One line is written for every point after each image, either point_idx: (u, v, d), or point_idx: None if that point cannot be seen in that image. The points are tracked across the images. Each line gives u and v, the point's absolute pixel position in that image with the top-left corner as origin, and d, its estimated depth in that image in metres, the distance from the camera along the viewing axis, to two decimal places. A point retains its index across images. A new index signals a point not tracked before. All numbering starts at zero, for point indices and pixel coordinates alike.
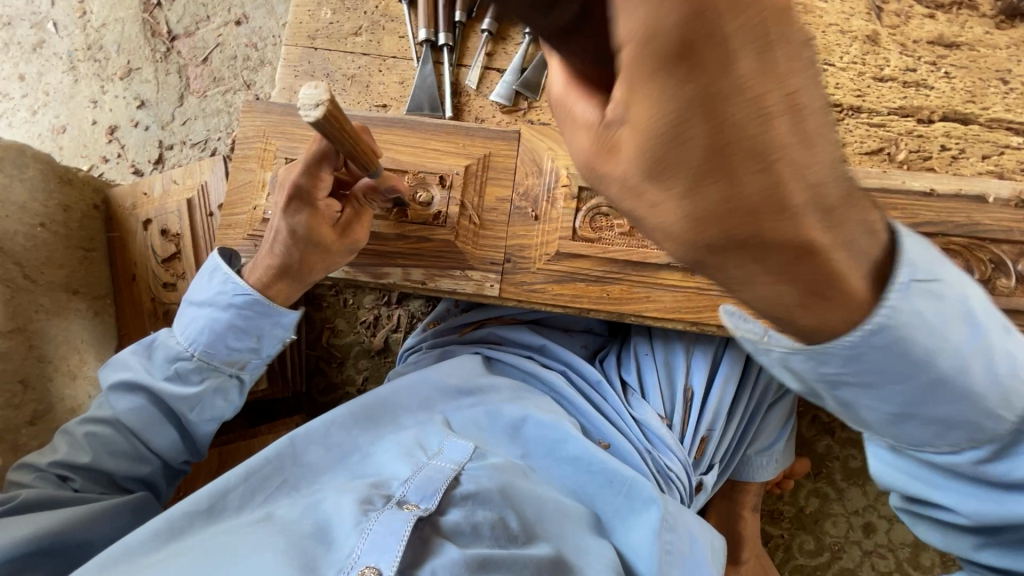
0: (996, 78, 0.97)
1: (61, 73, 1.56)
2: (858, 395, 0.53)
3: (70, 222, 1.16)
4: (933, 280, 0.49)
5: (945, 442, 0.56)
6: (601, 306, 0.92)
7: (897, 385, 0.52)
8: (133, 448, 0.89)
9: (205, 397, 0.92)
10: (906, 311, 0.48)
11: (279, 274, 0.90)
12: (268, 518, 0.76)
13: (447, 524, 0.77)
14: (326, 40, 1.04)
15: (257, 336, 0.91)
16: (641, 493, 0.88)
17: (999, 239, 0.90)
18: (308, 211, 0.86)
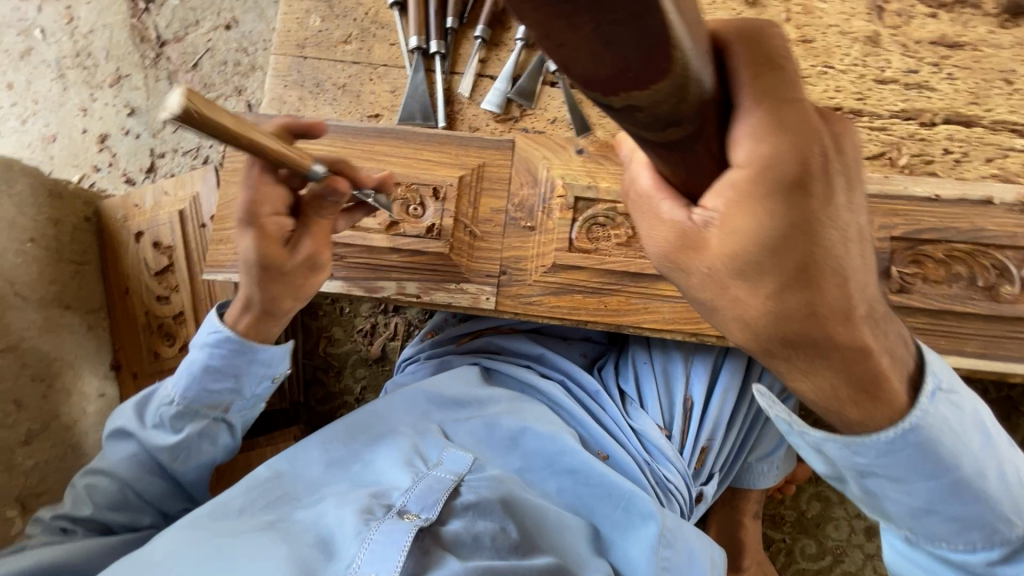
0: (1001, 79, 0.95)
1: (50, 81, 1.54)
2: (883, 485, 0.58)
3: (61, 236, 1.15)
4: (953, 391, 0.57)
5: (962, 541, 0.60)
6: (599, 318, 0.91)
7: (923, 480, 0.57)
8: (130, 499, 0.88)
9: (190, 443, 0.89)
10: (935, 417, 0.55)
11: (252, 309, 0.89)
12: (272, 524, 0.77)
13: (448, 534, 0.77)
14: (316, 49, 1.02)
15: (234, 376, 0.89)
16: (640, 508, 0.88)
17: (1003, 244, 0.88)
18: (254, 234, 0.82)
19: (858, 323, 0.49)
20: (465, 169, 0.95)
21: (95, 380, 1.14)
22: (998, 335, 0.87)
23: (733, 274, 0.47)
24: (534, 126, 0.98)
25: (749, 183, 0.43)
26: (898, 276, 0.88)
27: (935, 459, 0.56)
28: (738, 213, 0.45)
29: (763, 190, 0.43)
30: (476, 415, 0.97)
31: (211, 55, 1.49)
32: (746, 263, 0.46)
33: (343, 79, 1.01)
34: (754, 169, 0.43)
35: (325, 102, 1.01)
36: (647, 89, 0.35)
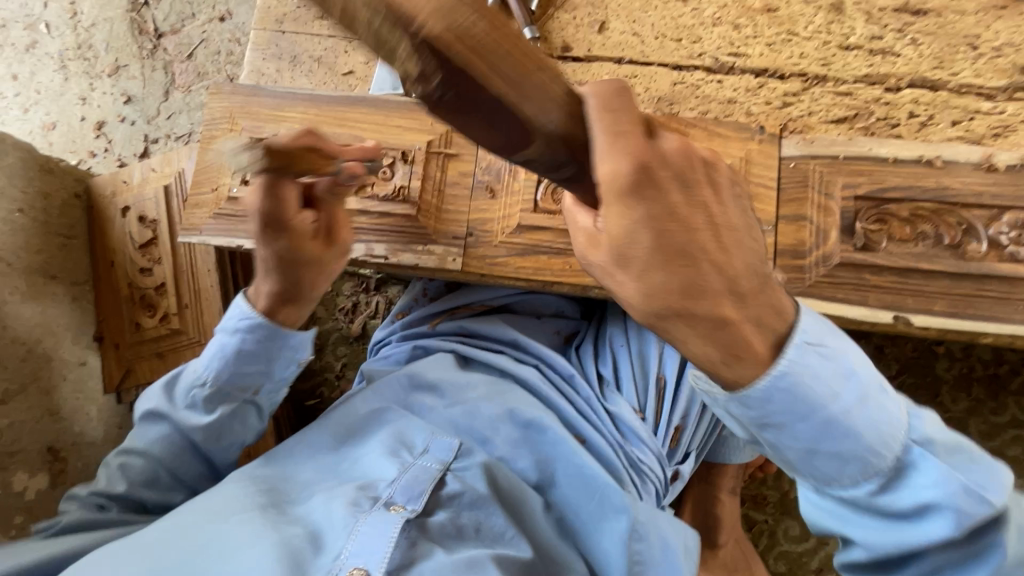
0: (965, 43, 0.96)
1: (52, 72, 1.60)
2: (789, 435, 0.58)
3: (50, 209, 1.18)
4: (844, 342, 0.59)
5: (848, 477, 0.58)
6: (564, 279, 0.91)
7: (807, 421, 0.57)
8: (164, 478, 0.90)
9: (223, 424, 0.91)
10: (802, 365, 0.56)
11: (284, 299, 0.90)
12: (265, 507, 0.79)
13: (433, 525, 0.79)
14: (293, 24, 1.05)
15: (266, 360, 0.91)
16: (615, 500, 0.87)
17: (969, 203, 0.88)
18: (287, 233, 0.85)
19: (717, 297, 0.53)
20: (434, 134, 0.97)
21: (78, 349, 1.17)
22: (966, 293, 0.86)
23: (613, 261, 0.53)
24: None
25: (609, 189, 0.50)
26: (862, 233, 0.88)
27: (835, 397, 0.57)
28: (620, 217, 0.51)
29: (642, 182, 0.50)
30: (455, 402, 0.97)
31: (206, 46, 1.55)
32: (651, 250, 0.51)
33: (319, 52, 1.04)
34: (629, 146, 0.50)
35: (301, 74, 1.03)
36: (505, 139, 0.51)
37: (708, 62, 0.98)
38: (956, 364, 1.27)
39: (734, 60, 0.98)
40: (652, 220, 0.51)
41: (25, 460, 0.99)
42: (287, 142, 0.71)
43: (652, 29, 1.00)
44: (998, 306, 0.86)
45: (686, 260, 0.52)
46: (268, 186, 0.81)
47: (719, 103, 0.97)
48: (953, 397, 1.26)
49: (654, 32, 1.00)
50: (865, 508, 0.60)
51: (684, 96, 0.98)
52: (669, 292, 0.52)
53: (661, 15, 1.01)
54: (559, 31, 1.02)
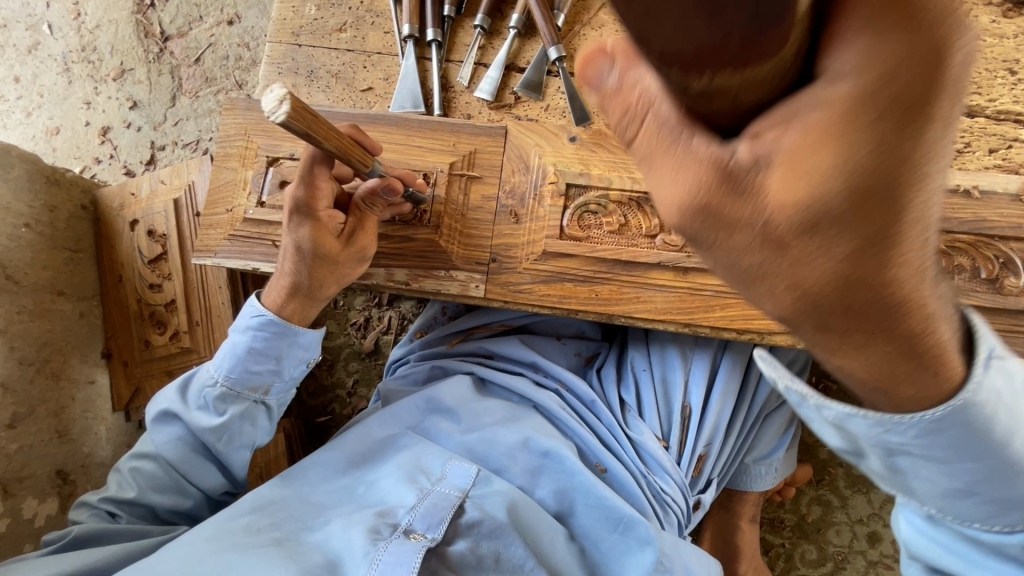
0: (1004, 69, 0.93)
1: (56, 75, 1.56)
2: (916, 466, 0.49)
3: (56, 223, 1.15)
4: (1004, 358, 0.47)
5: (1004, 522, 0.51)
6: (590, 308, 0.89)
7: (964, 461, 0.48)
8: (176, 484, 0.87)
9: (232, 426, 0.86)
10: (987, 389, 0.45)
11: (292, 294, 0.87)
12: (281, 541, 0.75)
13: (453, 554, 0.77)
14: (310, 37, 1.02)
15: (275, 358, 0.87)
16: (638, 532, 0.85)
17: (1007, 236, 0.86)
18: (310, 224, 0.84)
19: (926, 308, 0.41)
20: (456, 156, 0.94)
21: (86, 366, 1.15)
22: (1002, 328, 0.84)
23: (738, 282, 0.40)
24: (527, 113, 0.97)
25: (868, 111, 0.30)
26: None
27: (1020, 436, 0.48)
28: (829, 153, 0.32)
29: (874, 113, 0.31)
30: (472, 428, 0.95)
31: (214, 50, 1.51)
32: (822, 208, 0.33)
33: (337, 67, 1.01)
34: (869, 78, 0.30)
35: (318, 90, 1.00)
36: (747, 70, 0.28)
37: None
38: None
39: None
40: (841, 179, 0.32)
41: (35, 485, 0.97)
42: (325, 122, 0.69)
43: None
44: None
45: (873, 246, 0.35)
46: (309, 169, 0.83)
47: None
48: None
49: None
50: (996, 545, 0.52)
51: None
52: (819, 284, 0.37)
53: None
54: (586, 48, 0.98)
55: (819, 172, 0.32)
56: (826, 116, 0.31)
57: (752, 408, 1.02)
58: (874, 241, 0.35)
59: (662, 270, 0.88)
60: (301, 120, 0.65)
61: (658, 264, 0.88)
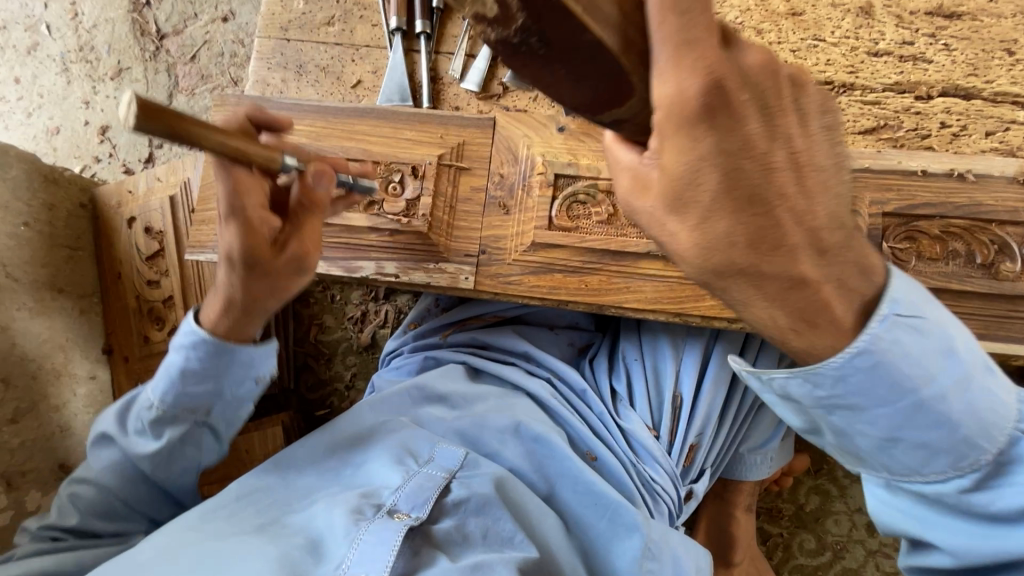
0: (1002, 49, 0.91)
1: (55, 75, 1.57)
2: (846, 421, 0.57)
3: (55, 221, 1.16)
4: (914, 316, 0.54)
5: (939, 469, 0.56)
6: (579, 298, 0.89)
7: (881, 408, 0.55)
8: (115, 507, 0.88)
9: (173, 450, 0.87)
10: (886, 339, 0.53)
11: (229, 309, 0.84)
12: (265, 526, 0.76)
13: (439, 533, 0.78)
14: (299, 31, 1.02)
15: (213, 381, 0.86)
16: (624, 518, 0.86)
17: (1003, 220, 0.84)
18: (239, 235, 0.79)
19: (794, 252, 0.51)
20: (445, 148, 0.94)
21: (87, 363, 1.16)
22: (997, 314, 0.83)
23: (668, 207, 0.50)
24: (515, 104, 0.97)
25: (664, 115, 0.47)
26: (890, 252, 0.85)
27: (932, 384, 0.54)
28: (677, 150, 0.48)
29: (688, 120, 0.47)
30: (462, 414, 0.95)
31: (209, 47, 1.52)
32: (681, 182, 0.48)
33: (326, 61, 1.01)
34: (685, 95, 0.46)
35: (307, 84, 1.00)
36: (618, 105, 0.52)
37: None
38: None
39: None
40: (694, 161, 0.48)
41: (37, 478, 0.99)
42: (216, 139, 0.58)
43: None
44: None
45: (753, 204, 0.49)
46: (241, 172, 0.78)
47: None
48: None
49: None
50: (954, 508, 0.58)
51: None
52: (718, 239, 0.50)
53: None
54: None
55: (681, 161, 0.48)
56: (666, 100, 0.46)
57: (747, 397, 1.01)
58: (734, 167, 0.48)
59: (651, 260, 0.88)
60: (154, 121, 0.51)
61: (648, 254, 0.87)
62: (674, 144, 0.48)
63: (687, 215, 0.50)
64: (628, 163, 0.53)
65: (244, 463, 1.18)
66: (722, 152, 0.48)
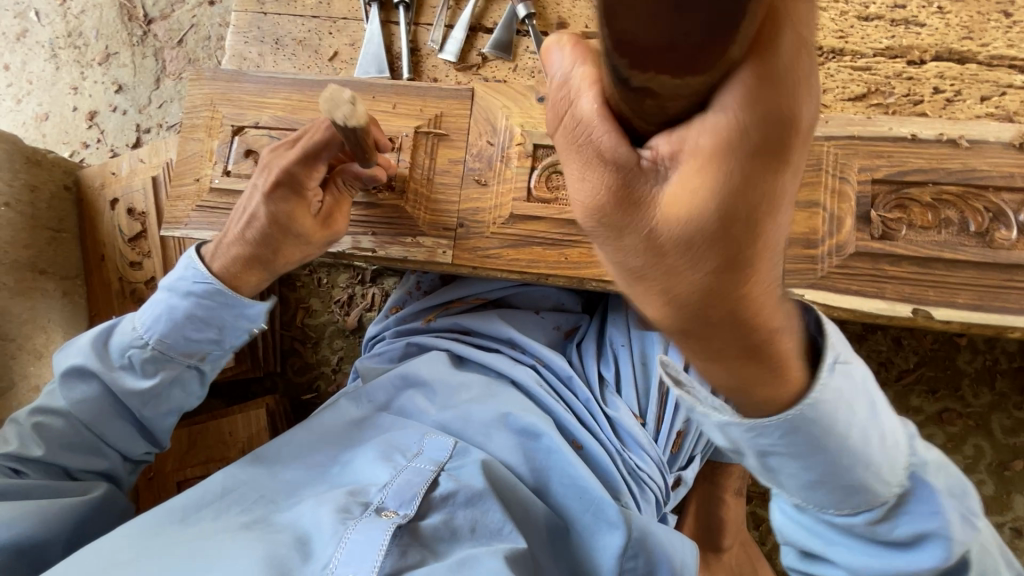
0: (997, 11, 0.88)
1: (44, 62, 1.57)
2: (782, 463, 0.57)
3: (38, 203, 1.16)
4: (846, 362, 0.56)
5: (849, 504, 0.59)
6: (559, 271, 0.87)
7: (814, 455, 0.56)
8: (89, 440, 0.86)
9: (161, 390, 0.87)
10: (834, 391, 0.54)
11: (249, 264, 0.84)
12: (250, 524, 0.75)
13: (427, 529, 0.76)
14: (276, 5, 1.00)
15: (217, 327, 0.86)
16: (607, 514, 0.83)
17: (999, 186, 0.81)
18: (292, 199, 0.82)
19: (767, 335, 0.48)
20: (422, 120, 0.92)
21: None
22: (993, 283, 0.80)
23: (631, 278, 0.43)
24: (494, 74, 0.94)
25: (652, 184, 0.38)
26: (880, 222, 0.82)
27: (862, 431, 0.56)
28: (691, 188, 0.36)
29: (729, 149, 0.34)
30: (448, 406, 0.93)
31: (196, 31, 1.51)
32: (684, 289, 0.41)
33: (302, 34, 0.99)
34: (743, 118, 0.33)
35: (284, 58, 0.99)
36: None
37: None
38: (979, 356, 1.20)
39: None
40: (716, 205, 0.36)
41: None
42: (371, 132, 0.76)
43: None
44: None
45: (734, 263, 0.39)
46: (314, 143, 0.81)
47: None
48: (975, 390, 1.20)
49: None
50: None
51: None
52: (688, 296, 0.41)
53: None
54: (555, 5, 0.95)
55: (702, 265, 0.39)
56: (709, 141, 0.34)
57: None
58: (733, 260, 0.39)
59: None
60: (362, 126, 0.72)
61: None
62: (701, 170, 0.35)
63: (648, 270, 0.41)
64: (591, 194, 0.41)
65: (227, 445, 1.17)
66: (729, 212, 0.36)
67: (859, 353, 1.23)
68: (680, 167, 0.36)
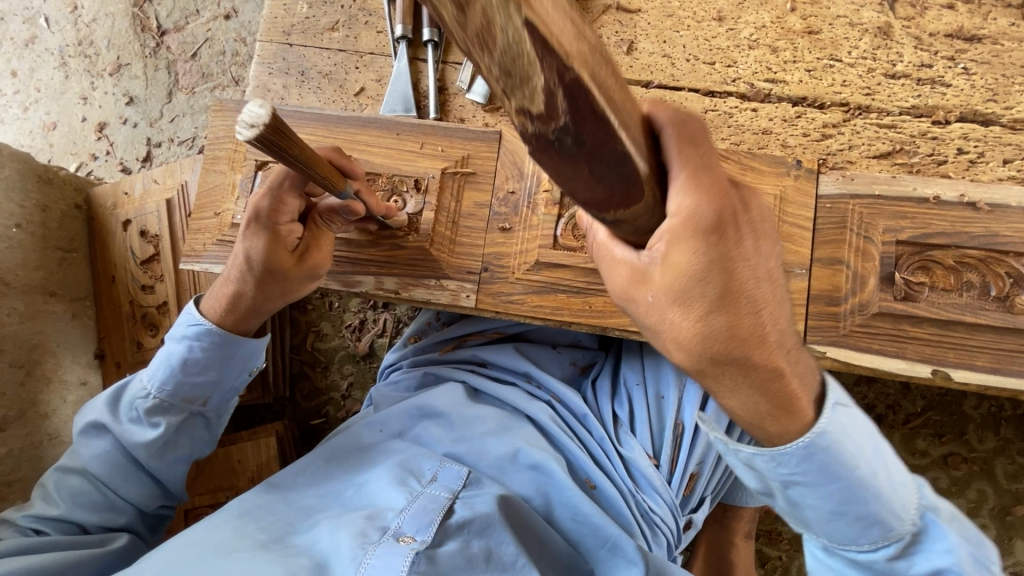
0: (1022, 75, 0.89)
1: (53, 70, 1.54)
2: (802, 495, 0.60)
3: (48, 222, 1.14)
4: (846, 405, 0.60)
5: (865, 540, 0.60)
6: (583, 319, 0.87)
7: (832, 486, 0.59)
8: (106, 496, 0.83)
9: (168, 439, 0.85)
10: (839, 425, 0.58)
11: (235, 306, 0.84)
12: (268, 545, 0.75)
13: (444, 556, 0.74)
14: (302, 36, 0.99)
15: (215, 369, 0.85)
16: (624, 550, 0.83)
17: (1020, 252, 0.82)
18: (266, 238, 0.80)
19: (773, 346, 0.56)
20: (448, 161, 0.91)
21: (77, 368, 1.14)
22: (1012, 348, 0.81)
23: (670, 300, 0.55)
24: (522, 117, 0.94)
25: (679, 226, 0.53)
26: (903, 283, 0.83)
27: (870, 466, 0.59)
28: (682, 257, 0.53)
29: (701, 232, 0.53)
30: (463, 437, 0.93)
31: (210, 45, 1.49)
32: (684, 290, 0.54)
33: (328, 67, 0.98)
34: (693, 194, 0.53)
35: (310, 91, 0.98)
36: (629, 208, 0.52)
37: (742, 88, 0.92)
38: (985, 402, 1.22)
39: (771, 86, 0.92)
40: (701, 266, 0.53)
41: (24, 488, 0.97)
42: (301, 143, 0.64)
43: (683, 51, 0.94)
44: None
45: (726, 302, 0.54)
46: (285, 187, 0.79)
47: (754, 133, 0.91)
48: (980, 435, 1.22)
49: (685, 53, 0.94)
50: None
51: (716, 126, 0.92)
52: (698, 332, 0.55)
53: (694, 35, 0.94)
54: None
55: (686, 266, 0.53)
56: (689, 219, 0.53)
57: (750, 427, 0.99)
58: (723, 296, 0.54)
59: None
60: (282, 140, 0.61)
61: None
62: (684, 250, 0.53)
63: (689, 308, 0.54)
64: (627, 256, 0.58)
65: (236, 473, 1.17)
66: (715, 262, 0.53)
67: (867, 395, 1.24)
68: (668, 242, 0.54)
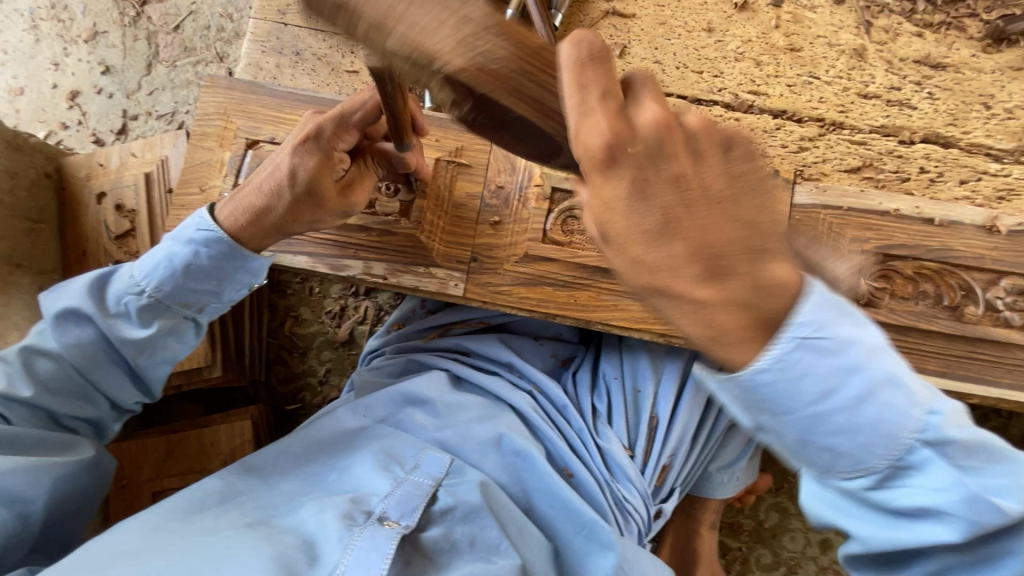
0: (979, 103, 0.96)
1: (22, 32, 1.47)
2: (839, 464, 0.54)
3: (17, 191, 1.09)
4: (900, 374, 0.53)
5: (914, 527, 0.56)
6: (567, 312, 0.89)
7: (883, 460, 0.53)
8: (79, 385, 0.84)
9: (156, 340, 0.84)
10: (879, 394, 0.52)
11: (255, 217, 0.79)
12: (254, 524, 0.75)
13: (427, 540, 0.78)
14: (297, 16, 0.99)
15: (218, 279, 0.82)
16: (601, 537, 0.87)
17: (971, 266, 0.89)
18: (318, 158, 0.77)
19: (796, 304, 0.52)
20: (443, 151, 0.92)
21: None
22: (959, 353, 0.88)
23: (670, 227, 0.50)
24: None
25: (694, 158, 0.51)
26: (867, 290, 0.89)
27: (941, 454, 0.53)
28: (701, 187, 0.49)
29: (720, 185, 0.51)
30: (446, 425, 0.94)
31: (194, 18, 1.45)
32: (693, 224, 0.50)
33: (324, 50, 0.98)
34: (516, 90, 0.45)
35: (304, 73, 0.97)
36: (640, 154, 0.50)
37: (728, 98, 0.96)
38: None
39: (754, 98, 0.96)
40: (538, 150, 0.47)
41: None
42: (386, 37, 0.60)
43: (674, 58, 0.98)
44: (986, 368, 0.88)
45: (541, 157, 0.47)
46: (354, 120, 0.78)
47: None
48: None
49: (676, 61, 0.98)
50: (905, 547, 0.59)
51: None
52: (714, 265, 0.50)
53: (684, 44, 0.98)
54: None
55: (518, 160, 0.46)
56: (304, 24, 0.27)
57: (719, 421, 1.05)
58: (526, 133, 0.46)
59: None
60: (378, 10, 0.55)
61: None
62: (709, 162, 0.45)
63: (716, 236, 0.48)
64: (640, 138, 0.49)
65: (209, 456, 1.16)
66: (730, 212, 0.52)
67: None
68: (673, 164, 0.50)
